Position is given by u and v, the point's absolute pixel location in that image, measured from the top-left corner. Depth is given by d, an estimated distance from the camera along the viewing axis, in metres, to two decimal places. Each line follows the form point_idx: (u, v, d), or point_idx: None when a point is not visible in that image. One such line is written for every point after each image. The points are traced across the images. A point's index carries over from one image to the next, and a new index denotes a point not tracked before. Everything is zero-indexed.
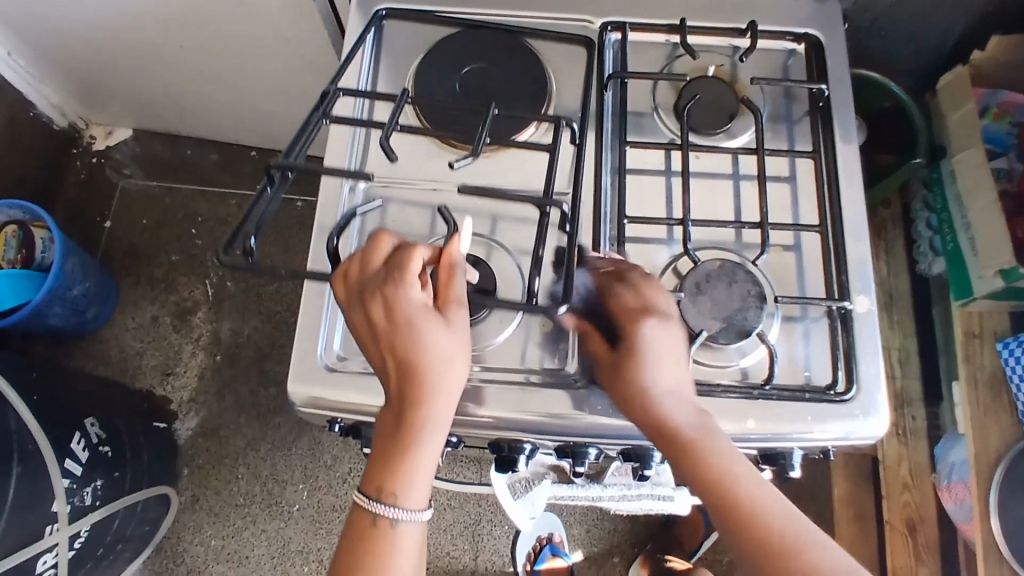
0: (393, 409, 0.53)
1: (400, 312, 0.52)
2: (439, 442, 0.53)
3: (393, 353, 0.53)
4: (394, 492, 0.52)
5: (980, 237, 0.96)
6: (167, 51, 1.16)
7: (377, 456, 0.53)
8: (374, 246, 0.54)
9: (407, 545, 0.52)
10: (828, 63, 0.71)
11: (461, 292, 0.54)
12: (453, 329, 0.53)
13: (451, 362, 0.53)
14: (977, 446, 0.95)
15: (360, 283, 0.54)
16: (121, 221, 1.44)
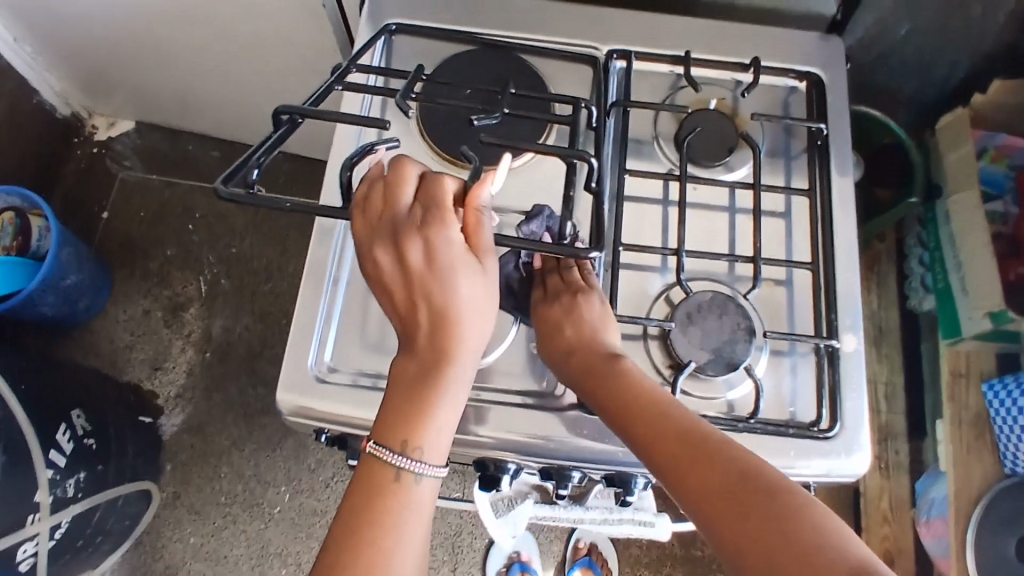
0: (420, 353, 0.53)
1: (440, 259, 0.52)
2: (466, 390, 0.53)
3: (428, 296, 0.52)
4: (422, 441, 0.52)
5: (970, 275, 0.96)
6: (174, 46, 1.16)
7: (403, 404, 0.52)
8: (400, 173, 0.54)
9: (425, 502, 0.52)
10: (829, 101, 0.72)
11: (491, 239, 0.54)
12: (485, 276, 0.54)
13: (484, 310, 0.54)
14: (958, 484, 0.96)
15: (389, 221, 0.54)
16: (118, 213, 1.44)
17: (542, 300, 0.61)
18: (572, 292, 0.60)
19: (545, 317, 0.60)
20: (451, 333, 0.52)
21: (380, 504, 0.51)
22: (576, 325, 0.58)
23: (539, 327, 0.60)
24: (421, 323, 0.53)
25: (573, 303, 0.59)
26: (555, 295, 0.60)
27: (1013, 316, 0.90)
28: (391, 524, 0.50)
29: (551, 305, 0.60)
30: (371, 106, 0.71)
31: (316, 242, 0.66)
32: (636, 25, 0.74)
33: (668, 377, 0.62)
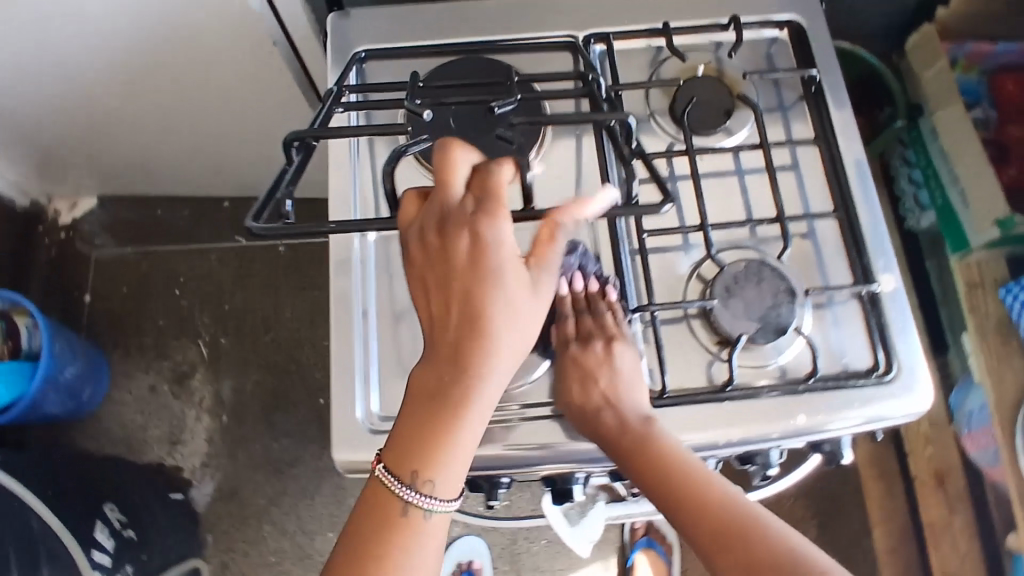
0: (445, 366, 0.51)
1: (487, 260, 0.51)
2: (486, 414, 0.51)
3: (468, 299, 0.51)
4: (434, 475, 0.50)
5: (970, 187, 0.97)
6: (126, 114, 1.11)
7: (429, 417, 0.50)
8: (450, 159, 0.52)
9: (434, 536, 0.51)
10: (814, 44, 0.71)
11: (555, 257, 0.53)
12: (532, 290, 0.52)
13: (520, 327, 0.51)
14: (994, 392, 0.96)
15: (435, 219, 0.52)
16: (100, 293, 1.40)
17: (573, 342, 0.59)
18: (606, 336, 0.59)
19: (578, 361, 0.59)
20: (484, 346, 0.50)
21: (384, 538, 0.50)
22: (611, 377, 0.58)
23: (569, 372, 0.59)
24: (448, 337, 0.51)
25: (608, 348, 0.58)
26: (589, 339, 0.59)
27: (1020, 220, 0.91)
28: (395, 559, 0.50)
29: (585, 350, 0.59)
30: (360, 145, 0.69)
31: (337, 295, 0.64)
32: (606, 6, 0.73)
33: (718, 353, 0.62)
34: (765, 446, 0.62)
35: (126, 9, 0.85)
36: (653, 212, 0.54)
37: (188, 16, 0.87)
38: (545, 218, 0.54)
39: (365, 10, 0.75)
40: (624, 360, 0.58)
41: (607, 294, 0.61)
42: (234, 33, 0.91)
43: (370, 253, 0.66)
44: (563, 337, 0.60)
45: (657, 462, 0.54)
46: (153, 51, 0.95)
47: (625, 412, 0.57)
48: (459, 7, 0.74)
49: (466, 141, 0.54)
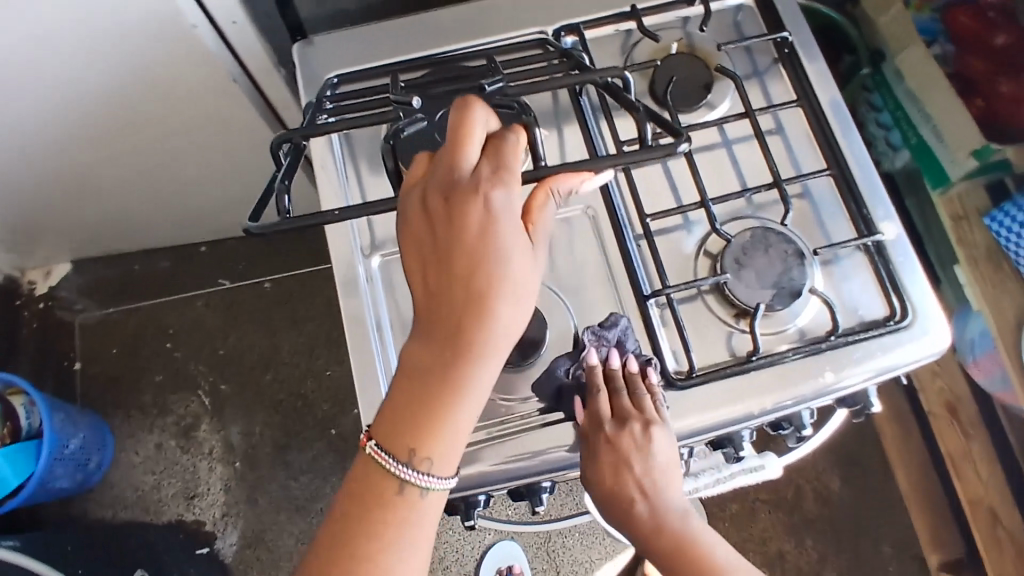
0: (442, 344, 0.51)
1: (496, 235, 0.50)
2: (483, 395, 0.51)
3: (473, 274, 0.50)
4: (431, 452, 0.51)
5: (942, 123, 0.99)
6: (91, 175, 1.09)
7: (433, 393, 0.50)
8: (467, 121, 0.50)
9: (429, 514, 0.52)
10: (780, 7, 0.71)
11: (545, 220, 0.55)
12: (534, 264, 0.53)
13: (519, 307, 0.51)
14: (995, 317, 0.97)
15: (443, 185, 0.51)
16: (90, 358, 1.37)
17: (608, 425, 0.58)
18: (644, 421, 0.58)
19: (613, 443, 0.58)
20: (486, 323, 0.50)
21: (378, 515, 0.51)
22: (646, 464, 0.58)
23: (603, 457, 0.58)
24: (445, 314, 0.51)
25: (647, 438, 0.58)
26: (626, 422, 0.58)
27: (996, 147, 0.93)
28: (389, 535, 0.51)
29: (620, 431, 0.58)
30: (347, 174, 0.70)
31: (351, 326, 0.64)
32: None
33: (737, 324, 0.62)
34: (797, 410, 0.62)
35: (79, 68, 0.83)
36: (665, 152, 0.55)
37: (144, 67, 0.85)
38: (539, 184, 0.56)
39: (328, 36, 0.74)
40: (662, 451, 0.58)
41: (646, 376, 0.59)
42: (194, 78, 0.90)
43: (378, 280, 0.67)
44: (596, 416, 0.58)
45: (685, 558, 0.59)
46: (112, 108, 0.93)
47: (660, 505, 0.59)
48: (422, 20, 0.74)
49: (483, 100, 0.52)
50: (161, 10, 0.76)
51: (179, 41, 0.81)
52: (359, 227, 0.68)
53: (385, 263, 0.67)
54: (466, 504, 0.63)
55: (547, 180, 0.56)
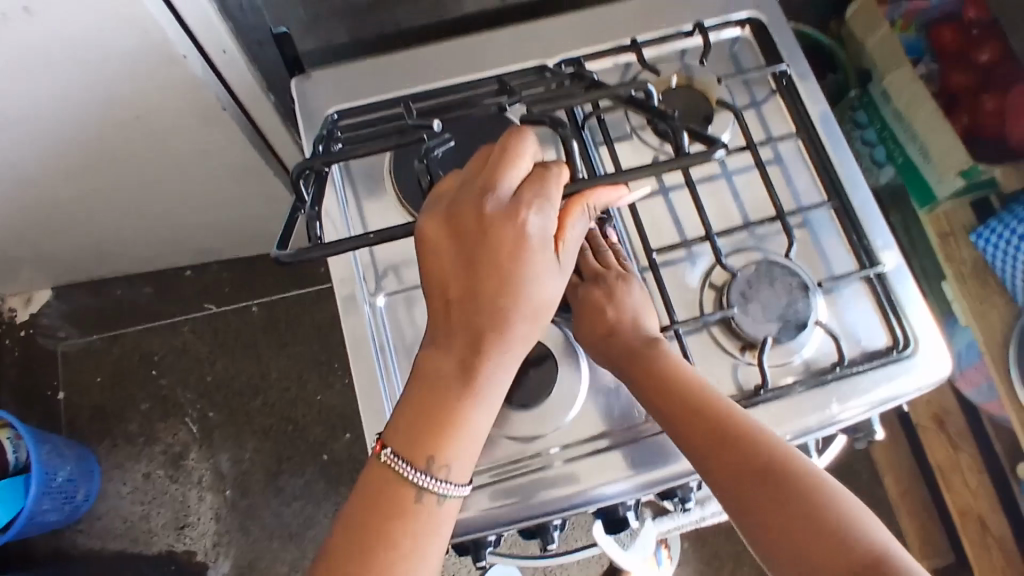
0: (465, 352, 0.50)
1: (529, 254, 0.51)
2: (499, 401, 0.52)
3: (502, 288, 0.50)
4: (450, 459, 0.50)
5: (928, 143, 1.01)
6: (75, 207, 1.07)
7: (452, 404, 0.50)
8: (520, 142, 0.51)
9: (445, 523, 0.50)
10: (776, 37, 0.72)
11: (576, 237, 0.54)
12: (560, 280, 0.53)
13: (542, 320, 0.52)
14: (983, 333, 0.97)
15: (477, 201, 0.51)
16: (74, 387, 1.34)
17: (582, 282, 0.61)
18: (614, 273, 0.61)
19: (587, 297, 0.60)
20: (506, 337, 0.50)
21: (393, 524, 0.49)
22: (619, 308, 0.60)
23: (579, 309, 0.61)
24: (467, 322, 0.50)
25: (616, 284, 0.61)
26: (597, 279, 0.61)
27: (982, 168, 0.95)
28: (406, 546, 0.49)
29: (594, 287, 0.61)
30: (349, 207, 0.69)
31: (356, 365, 0.63)
32: (566, 31, 0.74)
33: (742, 356, 0.62)
34: (805, 441, 0.62)
35: (66, 104, 0.81)
36: (698, 160, 0.53)
37: (132, 103, 0.84)
38: (575, 197, 0.54)
39: (326, 70, 0.74)
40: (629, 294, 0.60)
41: (607, 236, 0.64)
42: (182, 113, 0.88)
43: (382, 315, 0.66)
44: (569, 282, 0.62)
45: (669, 380, 0.55)
46: (100, 145, 0.91)
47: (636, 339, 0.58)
48: (420, 54, 0.74)
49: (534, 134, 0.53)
50: (152, 47, 0.74)
51: (169, 75, 0.79)
52: (362, 263, 0.67)
53: (390, 301, 0.66)
54: (476, 544, 0.63)
55: (581, 194, 0.54)
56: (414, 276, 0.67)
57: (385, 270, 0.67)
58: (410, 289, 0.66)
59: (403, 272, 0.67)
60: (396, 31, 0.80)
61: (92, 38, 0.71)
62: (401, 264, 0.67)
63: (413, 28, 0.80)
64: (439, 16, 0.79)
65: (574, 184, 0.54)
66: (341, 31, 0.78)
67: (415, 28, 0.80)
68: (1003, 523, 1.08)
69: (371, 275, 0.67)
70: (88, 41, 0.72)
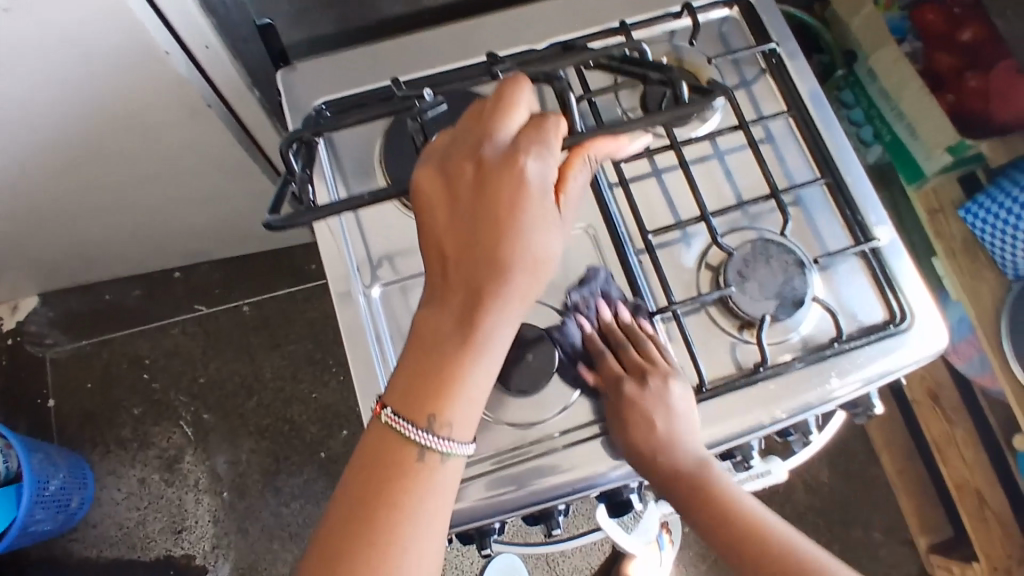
0: (463, 306, 0.49)
1: (527, 201, 0.49)
2: (500, 359, 0.50)
3: (501, 235, 0.49)
4: (451, 418, 0.49)
5: (914, 121, 1.01)
6: (60, 211, 1.05)
7: (450, 360, 0.49)
8: (516, 89, 0.51)
9: (449, 485, 0.49)
10: (764, 17, 0.72)
11: (578, 189, 0.53)
12: (560, 231, 0.52)
13: (543, 273, 0.50)
14: (975, 308, 0.97)
15: (473, 150, 0.51)
16: (64, 395, 1.33)
17: (626, 382, 0.59)
18: (659, 373, 0.58)
19: (634, 402, 0.58)
20: (505, 289, 0.49)
21: (395, 485, 0.48)
22: (666, 416, 0.57)
23: (623, 416, 0.58)
24: (465, 276, 0.49)
25: (664, 387, 0.58)
26: (642, 379, 0.58)
27: (970, 143, 0.95)
28: (408, 507, 0.48)
29: (642, 390, 0.58)
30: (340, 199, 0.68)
31: (354, 356, 0.63)
32: (553, 15, 0.73)
33: (740, 335, 0.62)
34: (806, 417, 0.62)
35: (47, 107, 0.80)
36: (701, 108, 0.57)
37: (114, 101, 0.82)
38: (574, 149, 0.54)
39: (313, 61, 0.73)
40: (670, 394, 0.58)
41: (643, 327, 0.61)
42: (166, 111, 0.87)
43: (378, 307, 0.65)
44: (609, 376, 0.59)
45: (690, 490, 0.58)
46: (82, 147, 0.90)
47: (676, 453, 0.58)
48: (406, 42, 0.73)
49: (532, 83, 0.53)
50: (133, 44, 0.73)
51: (151, 72, 0.78)
52: (356, 257, 0.67)
53: (387, 293, 0.66)
54: (481, 533, 0.62)
55: (583, 146, 0.54)
56: (409, 266, 0.66)
57: (380, 262, 0.67)
58: (405, 281, 0.66)
59: (399, 264, 0.66)
60: (381, 20, 0.79)
61: (71, 36, 0.70)
62: (395, 254, 0.67)
63: (399, 17, 0.79)
64: (424, 5, 0.78)
65: (574, 137, 0.54)
66: (325, 22, 0.77)
67: (400, 17, 0.79)
68: (1000, 496, 1.09)
69: (367, 269, 0.66)
70: (68, 38, 0.70)
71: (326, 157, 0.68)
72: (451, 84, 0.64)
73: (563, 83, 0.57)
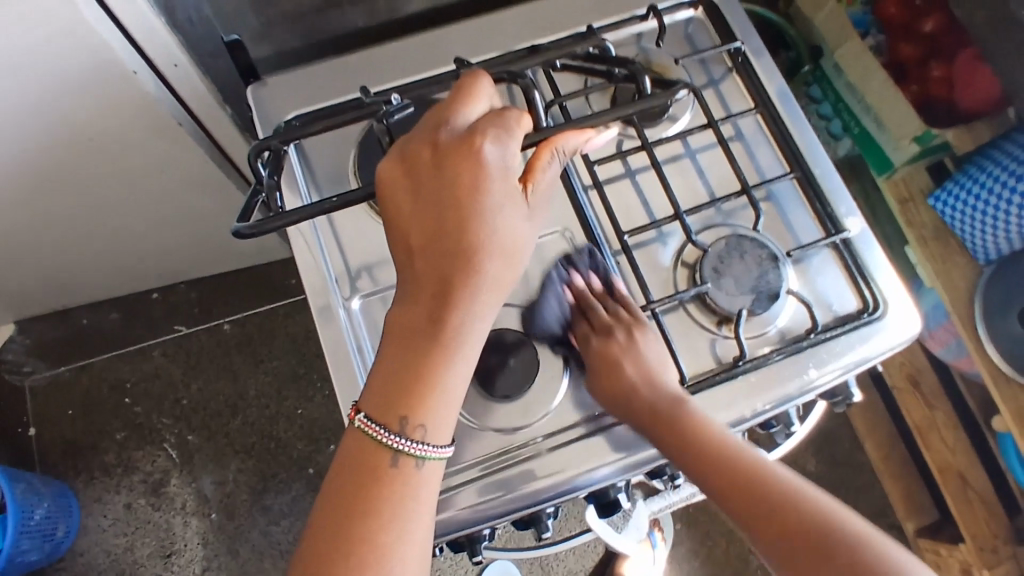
0: (430, 301, 0.49)
1: (488, 191, 0.50)
2: (474, 356, 0.50)
3: (464, 224, 0.49)
4: (425, 419, 0.49)
5: (882, 113, 1.03)
6: (32, 238, 1.04)
7: (418, 359, 0.49)
8: (472, 82, 0.52)
9: (430, 487, 0.49)
10: (728, 17, 0.73)
11: (548, 181, 0.53)
12: (528, 217, 0.52)
13: (513, 258, 0.51)
14: (948, 291, 0.99)
15: (430, 137, 0.51)
16: (45, 423, 1.31)
17: (592, 336, 0.60)
18: (629, 324, 0.60)
19: (601, 352, 0.59)
20: (473, 281, 0.49)
21: (376, 493, 0.48)
22: (639, 358, 0.59)
23: (595, 364, 0.59)
24: (432, 268, 0.50)
25: (631, 336, 0.60)
26: (608, 331, 0.60)
27: (935, 132, 0.98)
28: (387, 513, 0.48)
29: (606, 342, 0.60)
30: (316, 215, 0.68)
31: (336, 368, 0.63)
32: (519, 22, 0.74)
33: (719, 331, 0.63)
34: (788, 408, 0.63)
35: (15, 133, 0.79)
36: (666, 100, 0.56)
37: (83, 127, 0.82)
38: (541, 143, 0.53)
39: (282, 75, 0.73)
40: (663, 359, 0.60)
41: (615, 290, 0.63)
42: (138, 134, 0.87)
43: (357, 318, 0.65)
44: (580, 335, 0.61)
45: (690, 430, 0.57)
46: (54, 172, 0.89)
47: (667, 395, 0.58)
48: (374, 52, 0.73)
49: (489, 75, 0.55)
50: (100, 68, 0.73)
51: (119, 95, 0.78)
52: (333, 267, 0.67)
53: (366, 304, 0.66)
54: (472, 539, 0.63)
55: (549, 140, 0.53)
56: (386, 276, 0.66)
57: (359, 273, 0.67)
58: (381, 291, 0.66)
59: (376, 275, 0.66)
60: (349, 33, 0.79)
61: (40, 65, 0.70)
62: (373, 264, 0.67)
63: (365, 28, 0.79)
64: (390, 15, 0.78)
65: (540, 132, 0.54)
66: (293, 38, 0.77)
67: (366, 29, 0.80)
68: (981, 476, 1.11)
69: (347, 282, 0.66)
70: (34, 66, 0.70)
71: (296, 168, 0.68)
72: (418, 90, 0.62)
73: (529, 82, 0.56)
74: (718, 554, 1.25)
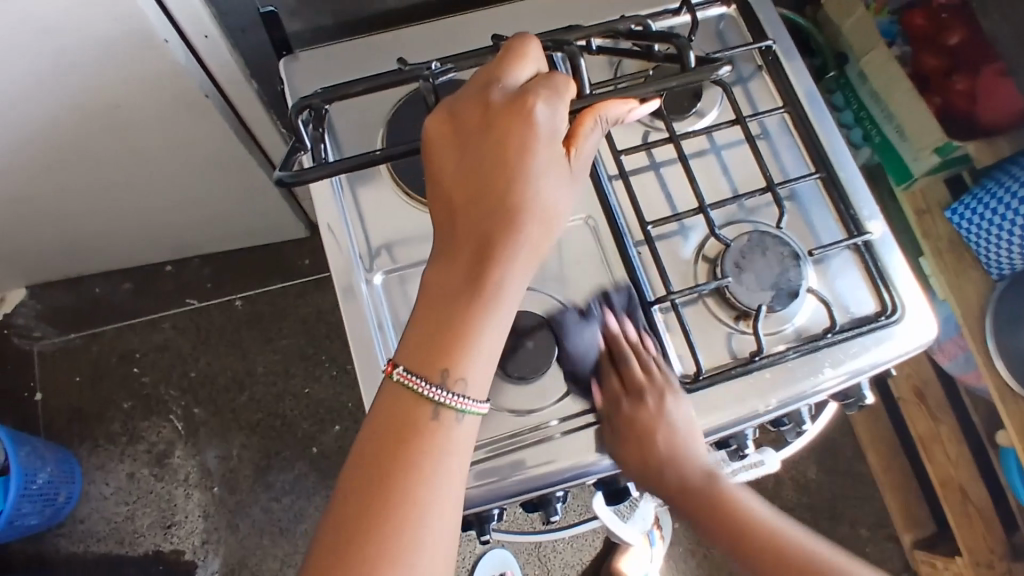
0: (472, 259, 0.50)
1: (534, 152, 0.50)
2: (511, 314, 0.51)
3: (509, 185, 0.50)
4: (465, 373, 0.49)
5: (905, 120, 1.04)
6: (51, 203, 1.05)
7: (460, 313, 0.49)
8: (523, 42, 0.52)
9: (463, 446, 0.49)
10: (761, 15, 0.73)
11: (589, 148, 0.54)
12: (568, 183, 0.52)
13: (551, 223, 0.51)
14: (960, 304, 0.99)
15: (479, 96, 0.51)
16: (52, 389, 1.32)
17: (623, 397, 0.60)
18: (661, 390, 0.59)
19: (633, 419, 0.59)
20: (517, 239, 0.50)
21: (412, 448, 0.48)
22: (666, 427, 0.59)
23: (624, 429, 0.59)
24: (474, 227, 0.50)
25: (660, 401, 0.59)
26: (638, 394, 0.59)
27: (956, 144, 0.97)
28: (424, 469, 0.47)
29: (638, 407, 0.59)
30: (342, 190, 0.69)
31: (355, 342, 0.63)
32: (553, 10, 0.74)
33: (737, 325, 0.63)
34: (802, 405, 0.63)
35: (43, 96, 0.80)
36: (708, 75, 0.54)
37: (110, 94, 0.83)
38: (586, 110, 0.54)
39: (314, 50, 0.74)
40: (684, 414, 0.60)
41: (647, 345, 0.61)
42: (163, 104, 0.87)
43: (378, 294, 0.66)
44: (611, 394, 0.60)
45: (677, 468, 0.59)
46: (78, 138, 0.90)
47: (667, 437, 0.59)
48: (407, 32, 0.74)
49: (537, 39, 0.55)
50: (131, 35, 0.73)
51: (147, 63, 0.79)
52: (356, 243, 0.67)
53: (387, 282, 0.66)
54: (480, 519, 0.63)
55: (593, 108, 0.54)
56: (408, 255, 0.67)
57: (381, 250, 0.67)
58: (402, 270, 0.66)
59: (399, 254, 0.67)
60: (381, 12, 0.79)
61: (71, 28, 0.71)
62: (395, 242, 0.67)
63: (398, 9, 0.80)
64: None
65: (583, 99, 0.54)
66: (326, 15, 0.78)
67: (399, 10, 0.80)
68: (982, 490, 1.11)
69: (369, 258, 0.67)
70: (66, 29, 0.71)
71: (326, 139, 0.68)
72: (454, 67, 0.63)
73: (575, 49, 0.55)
74: (714, 554, 1.25)
